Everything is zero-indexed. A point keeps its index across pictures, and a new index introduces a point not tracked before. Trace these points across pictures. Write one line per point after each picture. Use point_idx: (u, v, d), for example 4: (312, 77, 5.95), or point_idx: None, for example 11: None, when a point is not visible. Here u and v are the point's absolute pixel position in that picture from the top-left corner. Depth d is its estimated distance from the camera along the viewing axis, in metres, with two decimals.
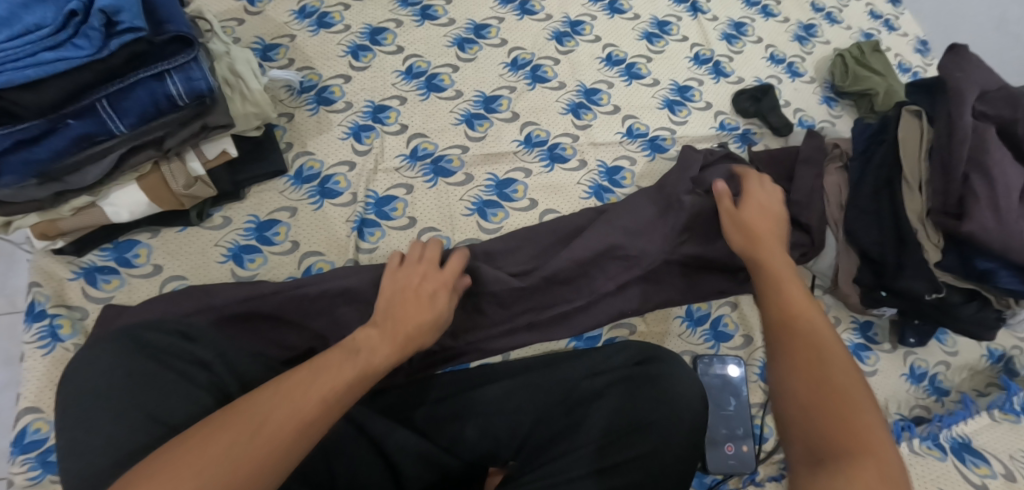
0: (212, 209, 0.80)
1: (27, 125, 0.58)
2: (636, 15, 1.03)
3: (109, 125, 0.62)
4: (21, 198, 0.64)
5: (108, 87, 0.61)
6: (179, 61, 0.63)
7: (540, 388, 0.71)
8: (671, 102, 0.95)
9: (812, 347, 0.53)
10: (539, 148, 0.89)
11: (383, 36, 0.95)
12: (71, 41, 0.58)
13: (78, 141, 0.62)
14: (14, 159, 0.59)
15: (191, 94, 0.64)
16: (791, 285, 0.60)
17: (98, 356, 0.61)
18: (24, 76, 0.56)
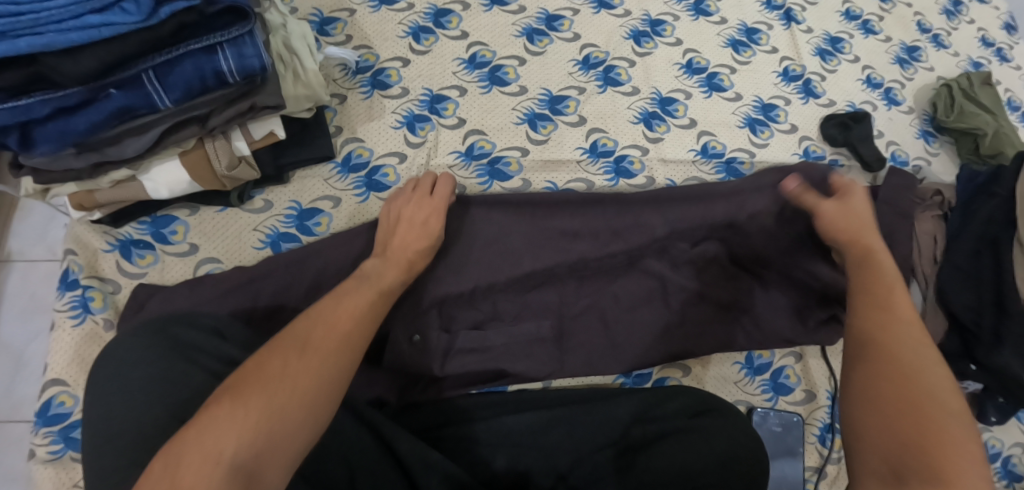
0: (253, 190, 0.73)
1: (66, 92, 0.50)
2: (723, 18, 0.94)
3: (153, 99, 0.54)
4: (59, 168, 0.57)
5: (153, 58, 0.52)
6: (233, 34, 0.54)
7: (582, 423, 0.65)
8: (753, 122, 0.86)
9: (913, 362, 0.50)
10: (605, 159, 0.82)
11: (448, 18, 0.88)
12: (118, 5, 0.49)
13: (118, 114, 0.53)
14: (50, 129, 0.52)
15: (243, 73, 0.56)
16: (877, 281, 0.59)
17: (135, 349, 0.58)
18: (67, 40, 0.47)
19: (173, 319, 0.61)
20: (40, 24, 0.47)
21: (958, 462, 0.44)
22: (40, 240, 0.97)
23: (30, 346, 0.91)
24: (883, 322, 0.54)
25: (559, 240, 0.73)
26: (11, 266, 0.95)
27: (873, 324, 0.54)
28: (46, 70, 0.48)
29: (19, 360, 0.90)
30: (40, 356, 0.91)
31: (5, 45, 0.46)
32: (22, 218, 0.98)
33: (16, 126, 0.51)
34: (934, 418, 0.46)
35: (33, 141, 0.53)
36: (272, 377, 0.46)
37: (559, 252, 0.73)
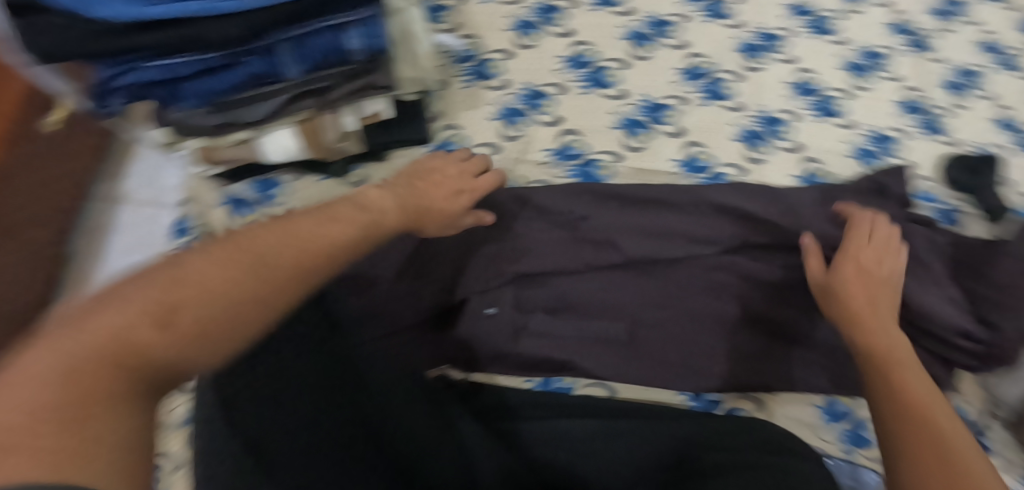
0: (354, 164, 0.74)
1: (209, 55, 0.54)
2: (845, 39, 0.88)
3: (283, 69, 0.58)
4: (190, 125, 0.60)
5: (291, 30, 0.55)
6: (364, 14, 0.57)
7: (642, 437, 0.64)
8: (866, 153, 0.81)
9: (926, 399, 0.49)
10: (700, 174, 0.79)
11: (555, 16, 0.88)
12: None
13: (253, 78, 0.58)
14: (192, 87, 0.57)
15: (369, 51, 0.59)
16: (884, 326, 0.58)
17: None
18: (218, 9, 0.51)
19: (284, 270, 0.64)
20: None
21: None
22: (150, 185, 1.12)
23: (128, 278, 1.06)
24: (890, 364, 0.53)
25: (644, 238, 0.70)
26: (123, 207, 1.11)
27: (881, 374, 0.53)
28: (197, 37, 0.51)
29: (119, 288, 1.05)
30: None
31: (162, 8, 0.49)
32: (137, 163, 1.13)
33: (165, 82, 0.56)
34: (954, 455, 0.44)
35: (176, 97, 0.57)
36: (207, 269, 0.44)
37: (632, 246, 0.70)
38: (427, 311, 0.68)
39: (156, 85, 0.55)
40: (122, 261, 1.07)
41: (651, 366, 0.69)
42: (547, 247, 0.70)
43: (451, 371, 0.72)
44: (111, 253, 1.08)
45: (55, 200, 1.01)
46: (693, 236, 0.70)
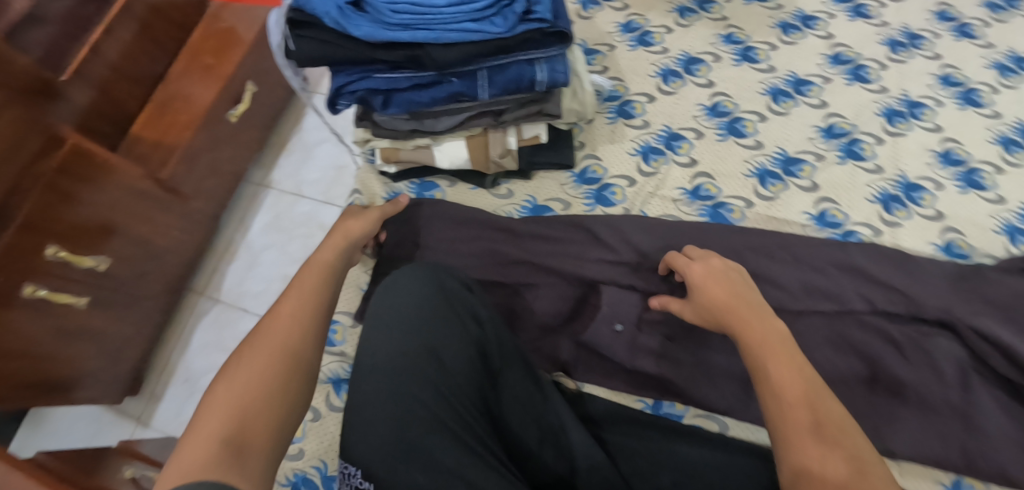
0: (501, 179, 0.86)
1: (424, 73, 0.65)
2: (997, 113, 0.87)
3: (477, 91, 0.67)
4: (390, 127, 0.74)
5: (492, 60, 0.64)
6: (552, 52, 0.65)
7: (733, 476, 0.63)
8: (1014, 230, 0.79)
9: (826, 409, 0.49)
10: (831, 229, 0.80)
11: (698, 67, 0.94)
12: (489, 18, 0.62)
13: (451, 96, 0.67)
14: (403, 97, 0.68)
15: (550, 84, 0.66)
16: (723, 287, 0.62)
17: (407, 279, 0.65)
18: (447, 38, 0.61)
19: (436, 265, 0.69)
20: (433, 22, 0.61)
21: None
22: (295, 176, 1.26)
23: (265, 253, 1.20)
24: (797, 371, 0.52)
25: (769, 288, 0.73)
26: (269, 192, 1.25)
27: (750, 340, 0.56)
28: (424, 55, 0.62)
29: (257, 260, 1.20)
30: (271, 262, 1.19)
31: (407, 33, 0.61)
32: (289, 156, 1.28)
33: (383, 90, 0.68)
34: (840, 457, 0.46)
35: (389, 103, 0.69)
36: (306, 290, 0.62)
37: None
38: (563, 315, 0.76)
39: (378, 91, 0.67)
40: (263, 237, 1.22)
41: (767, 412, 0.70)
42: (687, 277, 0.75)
43: (563, 379, 0.76)
44: (253, 228, 1.23)
45: (229, 178, 1.15)
46: (814, 289, 0.73)
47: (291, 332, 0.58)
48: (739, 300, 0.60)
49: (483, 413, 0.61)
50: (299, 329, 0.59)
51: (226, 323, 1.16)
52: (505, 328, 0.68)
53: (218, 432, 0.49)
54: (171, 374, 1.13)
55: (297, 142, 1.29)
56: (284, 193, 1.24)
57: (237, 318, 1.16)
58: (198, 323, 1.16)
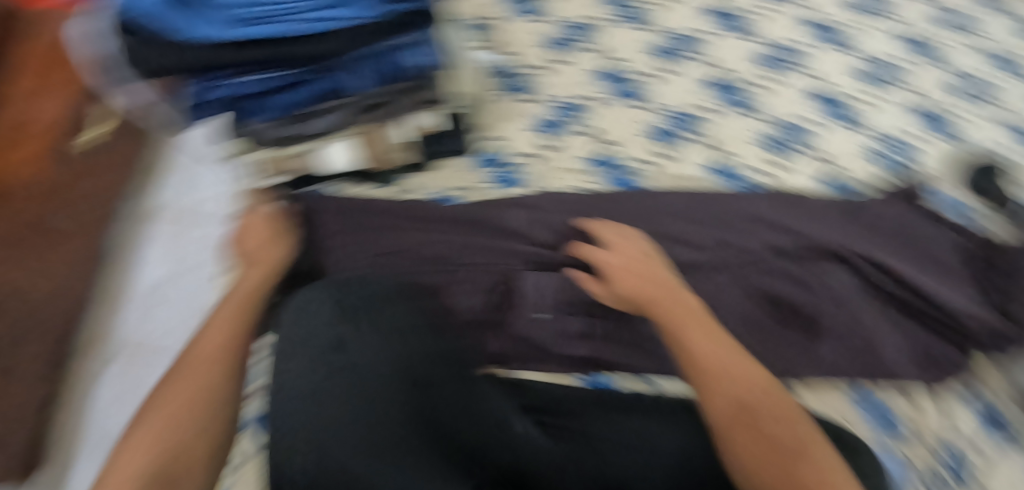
0: (402, 175, 0.84)
1: (290, 72, 0.66)
2: (856, 48, 0.93)
3: (352, 84, 0.68)
4: (269, 137, 0.74)
5: (357, 51, 0.66)
6: (416, 37, 0.67)
7: (691, 435, 0.63)
8: (882, 157, 0.85)
9: (756, 386, 0.52)
10: (723, 179, 0.84)
11: (581, 32, 0.93)
12: (344, 5, 0.64)
13: (323, 94, 0.69)
14: (274, 101, 0.68)
15: (419, 69, 0.69)
16: (634, 275, 0.65)
17: (322, 302, 0.66)
18: (306, 30, 0.62)
19: (351, 279, 0.70)
20: (289, 12, 0.63)
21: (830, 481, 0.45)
22: (182, 195, 1.07)
23: (162, 290, 1.01)
24: (703, 363, 0.53)
25: (678, 247, 0.75)
26: (154, 219, 1.06)
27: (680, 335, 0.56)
28: (286, 51, 0.63)
29: (152, 301, 1.00)
30: (170, 299, 1.00)
31: (263, 26, 0.62)
32: (169, 173, 1.09)
33: (248, 96, 0.68)
34: (777, 435, 0.48)
35: (256, 111, 0.69)
36: (230, 315, 0.61)
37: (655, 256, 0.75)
38: (479, 308, 0.74)
39: (249, 96, 0.67)
40: (156, 271, 1.02)
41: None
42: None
43: (497, 370, 0.76)
44: (143, 263, 1.03)
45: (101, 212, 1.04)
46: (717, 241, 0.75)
47: (222, 353, 0.56)
48: (650, 286, 0.63)
49: (422, 425, 0.59)
50: (225, 349, 0.57)
51: (130, 378, 0.96)
52: (431, 335, 0.67)
53: (147, 456, 0.48)
54: (73, 446, 0.94)
55: (176, 160, 1.10)
56: (175, 217, 1.05)
57: (139, 373, 0.97)
58: (98, 383, 0.97)
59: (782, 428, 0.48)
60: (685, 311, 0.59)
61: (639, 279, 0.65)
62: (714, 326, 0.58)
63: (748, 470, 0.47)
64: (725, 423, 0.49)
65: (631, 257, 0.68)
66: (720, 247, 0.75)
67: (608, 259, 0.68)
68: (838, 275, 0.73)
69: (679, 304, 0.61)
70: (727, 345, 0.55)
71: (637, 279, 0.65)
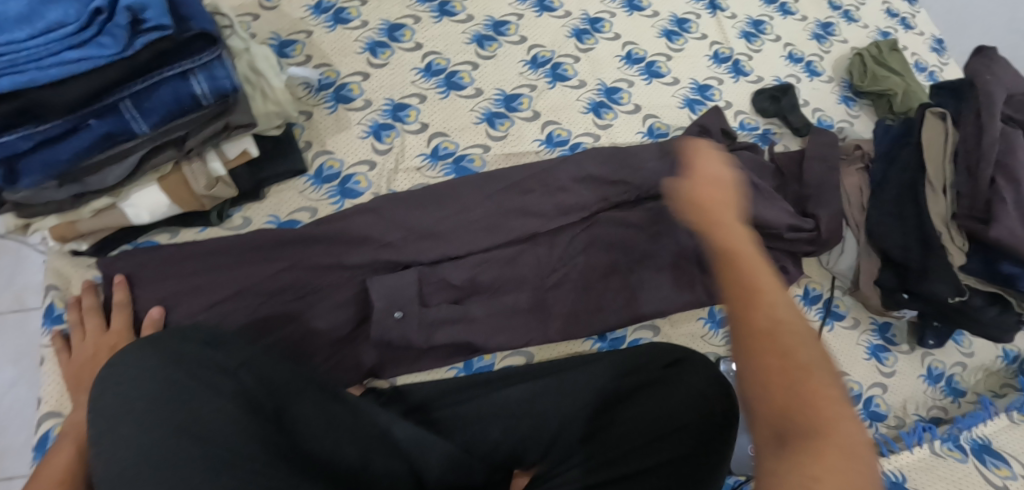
0: (231, 209, 0.79)
1: (48, 126, 0.58)
2: (655, 12, 1.01)
3: (132, 125, 0.62)
4: (43, 201, 0.66)
5: (132, 87, 0.60)
6: (204, 59, 0.62)
7: (558, 391, 0.71)
8: (692, 102, 0.94)
9: (781, 303, 0.44)
10: (561, 147, 0.88)
11: (401, 32, 0.93)
12: (94, 40, 0.57)
13: (100, 141, 0.62)
14: (35, 160, 0.60)
15: (216, 93, 0.64)
16: (713, 187, 0.53)
17: (128, 361, 0.58)
18: (50, 76, 0.55)
19: (161, 333, 0.63)
20: (21, 62, 0.55)
21: (839, 417, 0.39)
22: (6, 287, 0.95)
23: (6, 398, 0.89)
24: (734, 267, 0.47)
25: (526, 218, 0.80)
26: None
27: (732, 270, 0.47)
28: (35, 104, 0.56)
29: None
30: (18, 406, 0.89)
31: None
32: None
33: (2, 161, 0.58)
34: (803, 368, 0.41)
35: (19, 174, 0.60)
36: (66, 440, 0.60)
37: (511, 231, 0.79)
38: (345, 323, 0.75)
39: None
40: None
41: (559, 324, 0.78)
42: (452, 240, 0.78)
43: (378, 382, 0.78)
44: None
45: None
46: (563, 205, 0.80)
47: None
48: (725, 203, 0.52)
49: (283, 456, 0.58)
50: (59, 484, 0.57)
51: None
52: (270, 365, 0.65)
53: None
54: None
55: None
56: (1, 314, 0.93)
57: None
58: None
59: (816, 359, 0.41)
60: (736, 221, 0.50)
61: (711, 179, 0.54)
62: (762, 264, 0.47)
63: (756, 393, 0.41)
64: (746, 338, 0.43)
65: (706, 185, 0.53)
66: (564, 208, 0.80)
67: (685, 154, 0.57)
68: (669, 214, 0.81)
69: (721, 206, 0.52)
70: (774, 283, 0.45)
71: (696, 180, 0.54)
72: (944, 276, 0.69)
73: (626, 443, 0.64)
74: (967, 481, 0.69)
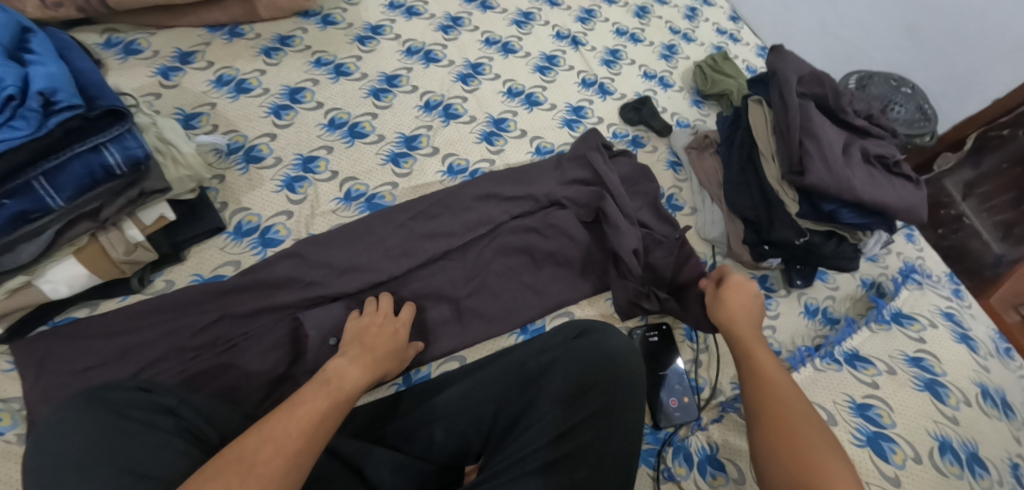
0: (152, 274, 0.83)
1: None
2: (528, 52, 1.16)
3: (46, 201, 0.67)
4: None
5: (44, 164, 0.65)
6: (114, 133, 0.69)
7: (487, 385, 0.77)
8: (570, 122, 1.08)
9: (787, 401, 0.64)
10: (461, 175, 0.99)
11: (302, 94, 1.01)
12: (7, 123, 0.62)
13: (14, 219, 0.65)
14: None
15: (129, 162, 0.70)
16: (739, 294, 0.81)
17: (65, 419, 0.61)
18: None
19: (96, 388, 0.66)
20: None
21: (825, 462, 0.58)
22: None
23: None
24: (769, 385, 0.66)
25: (436, 239, 0.88)
26: None
27: (754, 373, 0.69)
28: None
29: None
30: None
31: None
32: None
33: None
34: (802, 435, 0.61)
35: None
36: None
37: (427, 250, 0.87)
38: (281, 363, 0.79)
39: None
40: None
41: (481, 324, 0.86)
42: (373, 269, 0.85)
43: None
44: None
45: None
46: (469, 222, 0.90)
47: None
48: (747, 320, 0.78)
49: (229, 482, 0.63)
50: None
51: None
52: (210, 402, 0.69)
53: None
54: None
55: None
56: None
57: None
58: None
59: (810, 431, 0.61)
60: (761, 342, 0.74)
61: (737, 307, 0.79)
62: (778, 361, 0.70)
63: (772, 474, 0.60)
64: (768, 444, 0.62)
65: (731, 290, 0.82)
66: (471, 224, 0.90)
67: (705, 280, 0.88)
68: (563, 214, 0.92)
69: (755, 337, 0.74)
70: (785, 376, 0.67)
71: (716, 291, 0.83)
72: (787, 224, 0.86)
73: (554, 409, 0.72)
74: (845, 385, 0.76)
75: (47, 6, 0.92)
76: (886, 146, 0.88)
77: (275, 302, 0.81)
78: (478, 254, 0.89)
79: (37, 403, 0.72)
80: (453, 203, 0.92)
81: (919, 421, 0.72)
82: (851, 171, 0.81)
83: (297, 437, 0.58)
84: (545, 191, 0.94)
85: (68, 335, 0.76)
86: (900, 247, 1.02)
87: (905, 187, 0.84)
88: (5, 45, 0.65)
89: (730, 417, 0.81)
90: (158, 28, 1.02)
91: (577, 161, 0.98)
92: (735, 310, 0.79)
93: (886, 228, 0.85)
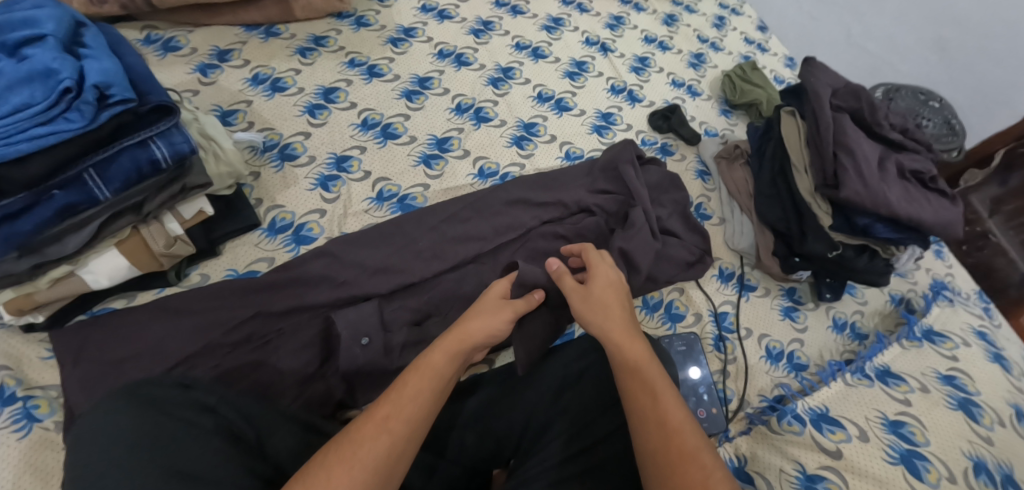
0: (188, 267, 0.84)
1: (12, 199, 0.63)
2: (557, 58, 1.17)
3: (94, 193, 0.67)
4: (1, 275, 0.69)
5: (94, 157, 0.67)
6: (162, 128, 0.70)
7: (520, 391, 0.77)
8: (599, 128, 1.09)
9: (674, 422, 0.60)
10: (491, 178, 0.99)
11: (336, 94, 1.02)
12: (61, 115, 0.64)
13: (62, 211, 0.66)
14: None
15: (175, 156, 0.70)
16: (612, 292, 0.72)
17: (106, 417, 0.60)
18: (17, 151, 0.62)
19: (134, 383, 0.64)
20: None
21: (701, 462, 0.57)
22: None
23: None
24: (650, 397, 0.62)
25: (466, 243, 0.89)
26: None
27: (646, 404, 0.61)
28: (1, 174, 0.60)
29: None
30: None
31: None
32: None
33: None
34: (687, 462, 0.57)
35: None
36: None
37: (458, 253, 0.88)
38: (312, 361, 0.79)
39: None
40: None
41: None
42: (402, 270, 0.86)
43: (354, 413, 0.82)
44: None
45: None
46: (499, 225, 0.91)
47: None
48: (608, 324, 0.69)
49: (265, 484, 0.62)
50: None
51: None
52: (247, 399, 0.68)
53: None
54: None
55: None
56: None
57: None
58: None
59: (699, 444, 0.59)
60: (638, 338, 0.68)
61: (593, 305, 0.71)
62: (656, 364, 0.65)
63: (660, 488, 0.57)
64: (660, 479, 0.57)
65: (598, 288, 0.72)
66: (501, 228, 0.91)
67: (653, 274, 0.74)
68: (593, 221, 0.93)
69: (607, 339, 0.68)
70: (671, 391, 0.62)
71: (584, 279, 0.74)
72: (819, 238, 0.86)
73: (581, 420, 0.73)
74: (877, 402, 0.76)
75: (93, 3, 0.94)
76: (921, 161, 0.87)
77: (307, 299, 0.82)
78: (508, 257, 0.90)
79: (73, 393, 0.72)
80: (483, 206, 0.93)
81: (953, 440, 0.71)
82: (887, 186, 0.81)
83: (392, 434, 0.58)
84: (575, 196, 0.95)
85: (105, 327, 0.77)
86: (929, 263, 1.02)
87: (941, 203, 0.83)
88: (59, 38, 0.68)
89: (757, 429, 0.79)
90: (197, 26, 1.04)
91: (607, 167, 0.98)
92: (603, 297, 0.71)
93: (920, 244, 0.84)
